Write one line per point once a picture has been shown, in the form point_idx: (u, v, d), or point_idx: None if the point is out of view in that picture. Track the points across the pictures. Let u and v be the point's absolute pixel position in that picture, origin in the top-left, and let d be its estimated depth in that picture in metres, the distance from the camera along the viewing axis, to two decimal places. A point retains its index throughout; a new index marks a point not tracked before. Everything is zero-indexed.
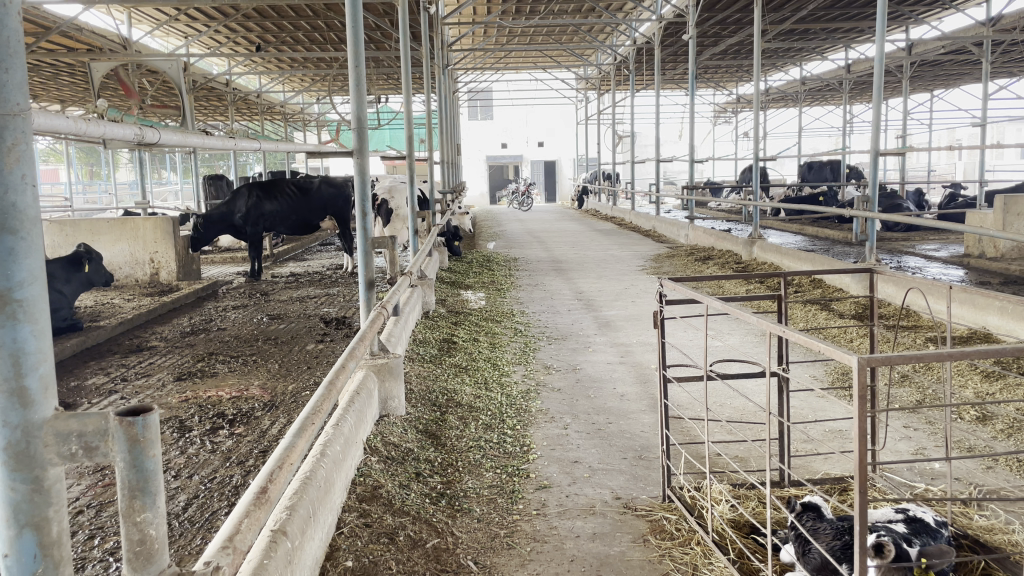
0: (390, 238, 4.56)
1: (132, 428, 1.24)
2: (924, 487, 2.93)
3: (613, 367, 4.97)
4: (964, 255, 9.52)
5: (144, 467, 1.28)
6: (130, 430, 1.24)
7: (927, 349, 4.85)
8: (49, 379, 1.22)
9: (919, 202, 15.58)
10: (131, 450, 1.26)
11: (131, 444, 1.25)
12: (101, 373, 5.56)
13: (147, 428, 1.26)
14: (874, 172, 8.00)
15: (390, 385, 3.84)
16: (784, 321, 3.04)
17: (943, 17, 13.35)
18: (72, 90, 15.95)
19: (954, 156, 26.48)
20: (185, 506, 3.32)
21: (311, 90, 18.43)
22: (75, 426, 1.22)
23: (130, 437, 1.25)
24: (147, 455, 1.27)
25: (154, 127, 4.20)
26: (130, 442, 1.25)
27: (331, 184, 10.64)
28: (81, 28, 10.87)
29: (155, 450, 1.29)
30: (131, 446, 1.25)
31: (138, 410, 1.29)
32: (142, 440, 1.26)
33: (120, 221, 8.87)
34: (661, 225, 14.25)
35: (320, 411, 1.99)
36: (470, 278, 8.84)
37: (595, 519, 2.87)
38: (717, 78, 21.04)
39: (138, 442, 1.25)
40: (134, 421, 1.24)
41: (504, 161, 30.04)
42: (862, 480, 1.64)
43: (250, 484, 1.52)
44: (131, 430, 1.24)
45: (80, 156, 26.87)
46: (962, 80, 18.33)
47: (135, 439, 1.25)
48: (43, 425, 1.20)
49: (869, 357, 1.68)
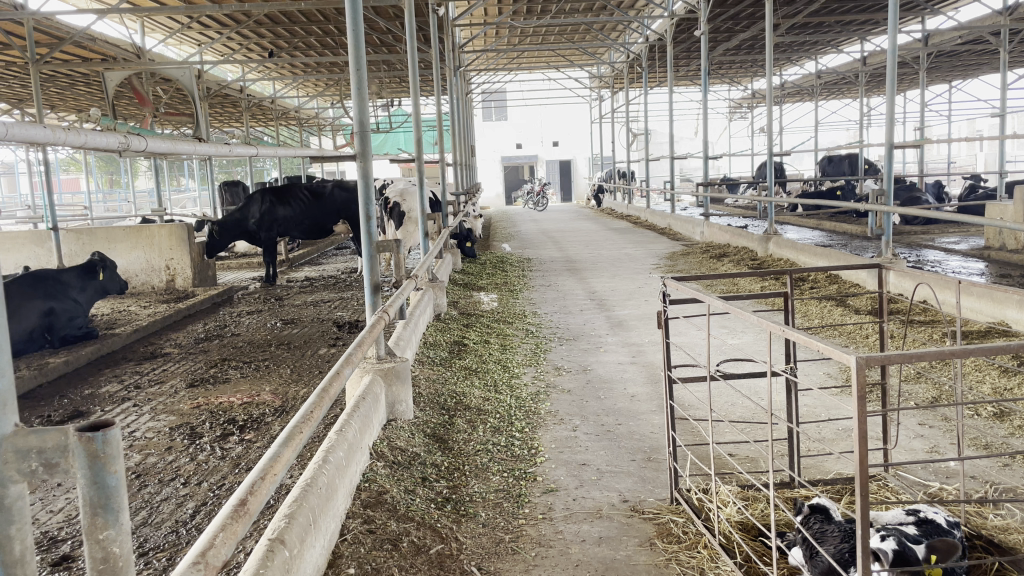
0: (396, 241, 4.54)
1: (92, 444, 1.21)
2: (938, 486, 2.87)
3: (623, 367, 4.93)
4: (985, 247, 9.37)
5: (106, 484, 1.24)
6: (90, 446, 1.21)
7: (943, 344, 4.77)
8: (7, 394, 1.18)
9: (938, 194, 15.40)
10: (91, 467, 1.22)
11: (91, 461, 1.22)
12: (115, 381, 5.59)
13: (107, 445, 1.22)
14: (889, 166, 7.90)
15: (397, 389, 3.83)
16: (793, 318, 2.98)
17: (959, 7, 13.17)
18: (88, 99, 16.15)
19: (975, 147, 26.13)
20: (192, 513, 3.32)
21: (324, 94, 18.52)
22: (34, 442, 1.18)
23: (90, 453, 1.21)
24: (109, 471, 1.23)
25: (140, 136, 4.40)
26: (90, 458, 1.22)
27: (343, 188, 10.62)
28: (93, 38, 10.96)
29: (119, 466, 1.25)
30: (91, 463, 1.22)
31: (100, 424, 1.26)
32: (102, 456, 1.22)
33: (135, 229, 8.95)
34: (676, 222, 14.18)
35: (311, 419, 1.97)
36: (482, 279, 8.82)
37: (601, 523, 2.83)
38: (731, 74, 20.95)
39: (98, 459, 1.21)
40: (93, 437, 1.21)
41: (519, 161, 30.07)
42: (863, 481, 1.59)
43: (231, 494, 1.49)
44: (91, 446, 1.21)
45: (99, 166, 27.19)
46: (981, 70, 18.06)
47: (95, 456, 1.21)
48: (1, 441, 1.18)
49: (869, 356, 1.63)
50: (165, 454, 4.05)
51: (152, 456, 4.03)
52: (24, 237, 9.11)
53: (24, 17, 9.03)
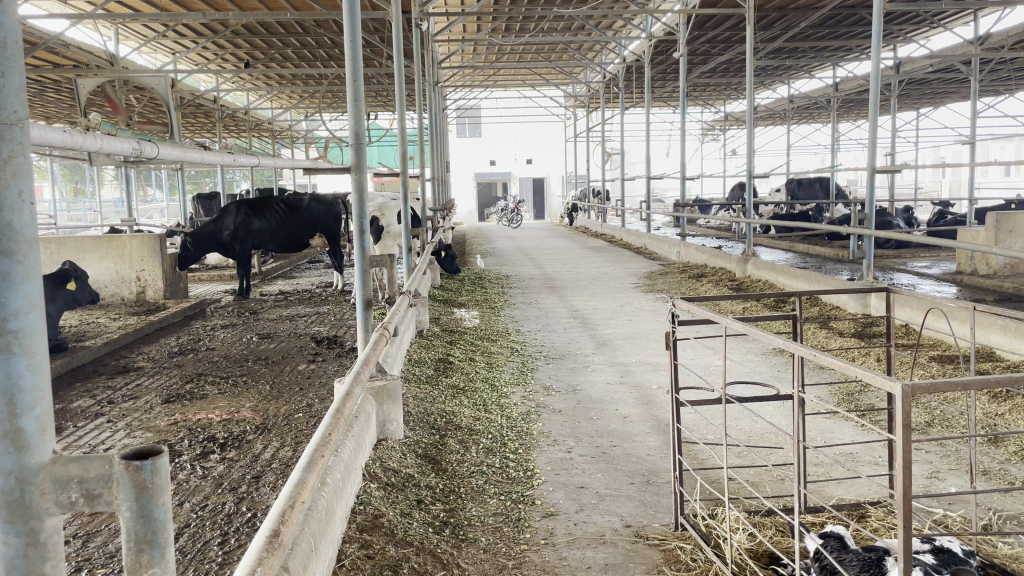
0: (388, 256, 4.46)
1: (140, 474, 1.23)
2: (944, 513, 2.84)
3: (613, 387, 4.86)
4: (956, 272, 9.50)
5: (153, 517, 1.25)
6: (138, 476, 1.23)
7: (933, 367, 4.76)
8: (45, 421, 1.21)
9: (908, 219, 15.64)
10: (138, 497, 1.24)
11: (139, 492, 1.24)
12: (87, 396, 5.40)
13: (155, 473, 1.24)
14: (869, 190, 7.94)
15: (387, 407, 3.73)
16: (802, 340, 2.94)
17: (931, 36, 13.46)
18: (57, 106, 15.83)
19: (940, 174, 26.78)
20: (176, 535, 3.18)
21: (300, 106, 18.42)
22: (75, 471, 1.21)
23: (138, 484, 1.24)
24: (156, 504, 1.25)
25: (150, 143, 4.27)
26: (137, 488, 1.24)
27: (322, 201, 10.51)
28: (67, 44, 10.70)
29: (165, 498, 1.27)
30: (139, 493, 1.24)
31: (147, 453, 1.28)
32: (149, 487, 1.24)
33: (106, 238, 8.73)
34: (651, 241, 14.22)
35: (328, 444, 1.89)
36: (462, 296, 8.73)
37: (606, 549, 2.76)
38: (705, 96, 21.17)
39: (146, 489, 1.24)
40: (143, 466, 1.23)
41: (493, 178, 30.17)
42: (905, 513, 1.56)
43: (261, 524, 1.43)
44: (139, 476, 1.23)
45: (65, 174, 26.72)
46: (949, 98, 18.48)
47: (143, 486, 1.24)
48: (40, 471, 1.20)
49: (915, 384, 1.59)
50: None
51: None
52: None
53: None
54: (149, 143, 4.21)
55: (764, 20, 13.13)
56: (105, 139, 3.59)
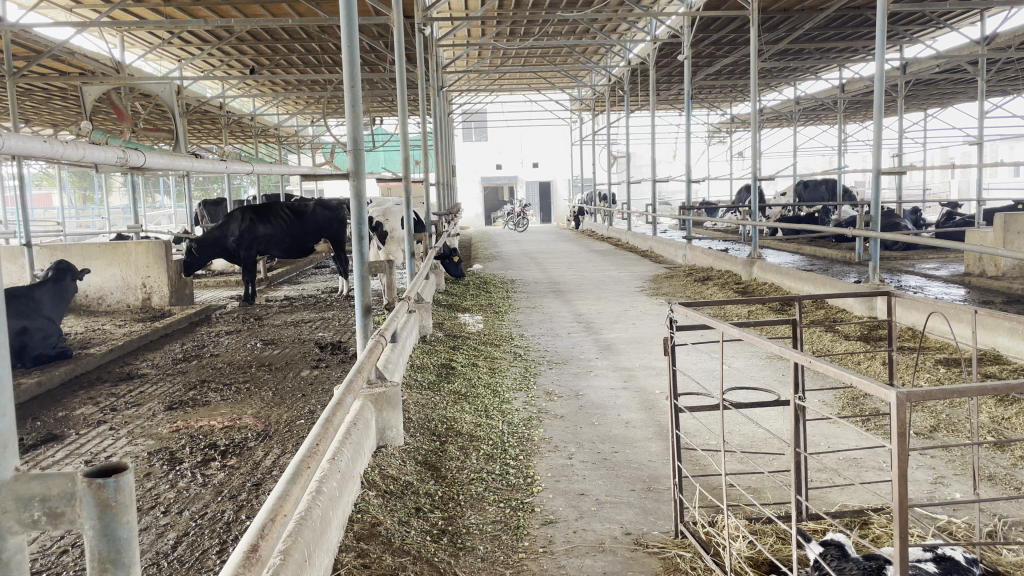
0: (386, 262, 4.44)
1: (103, 492, 1.18)
2: (947, 520, 2.80)
3: (616, 393, 4.83)
4: (964, 274, 9.43)
5: (116, 535, 1.20)
6: (102, 494, 1.18)
7: (939, 370, 4.71)
8: (7, 436, 1.16)
9: (915, 220, 15.57)
10: (102, 516, 1.19)
11: (102, 511, 1.19)
12: (90, 403, 5.40)
13: (119, 492, 1.19)
14: (875, 192, 7.89)
15: (387, 414, 3.72)
16: (803, 345, 2.91)
17: (938, 37, 13.39)
18: (65, 113, 15.94)
19: (949, 175, 26.66)
20: (174, 544, 3.17)
21: (305, 112, 18.49)
22: (37, 489, 1.16)
23: (101, 502, 1.18)
24: (120, 523, 1.20)
25: (141, 151, 4.24)
26: (100, 507, 1.19)
27: (326, 207, 10.50)
28: (72, 51, 10.74)
29: (130, 516, 1.22)
30: (102, 513, 1.18)
31: (112, 468, 1.23)
32: (113, 505, 1.19)
33: (112, 245, 8.73)
34: (657, 244, 14.18)
35: (316, 453, 1.87)
36: (466, 300, 8.71)
37: (605, 557, 2.74)
38: (711, 99, 21.16)
39: (109, 508, 1.18)
40: (105, 484, 1.18)
41: (499, 182, 30.21)
42: (902, 519, 1.53)
43: (240, 539, 1.40)
44: (102, 495, 1.18)
45: (73, 181, 26.89)
46: (957, 99, 18.38)
47: (106, 505, 1.18)
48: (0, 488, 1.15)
49: (911, 391, 1.56)
50: (145, 480, 3.90)
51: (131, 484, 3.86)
52: None
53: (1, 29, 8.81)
54: (138, 151, 4.17)
55: (770, 22, 13.07)
56: (95, 148, 3.58)
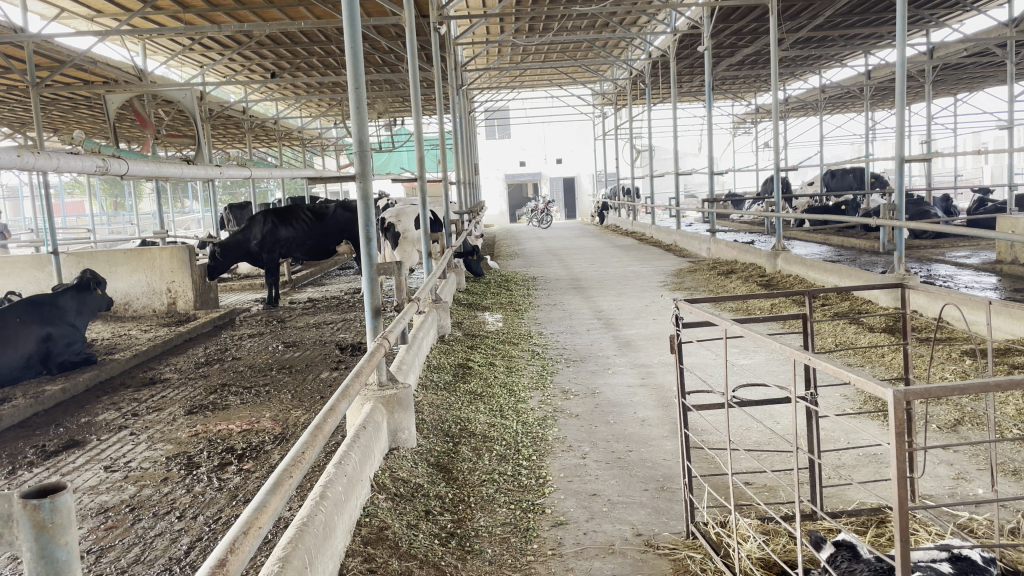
0: (397, 263, 4.43)
1: (38, 513, 1.14)
2: (968, 517, 2.72)
3: (633, 390, 4.77)
4: (996, 262, 9.23)
5: (55, 557, 1.16)
6: (36, 515, 1.14)
7: (964, 362, 4.59)
8: None
9: (946, 208, 15.32)
10: (38, 538, 1.15)
11: (38, 532, 1.14)
12: (113, 408, 5.47)
13: (55, 513, 1.15)
14: (900, 179, 7.72)
15: (399, 417, 3.69)
16: (813, 341, 2.84)
17: (964, 20, 13.11)
18: (90, 122, 16.18)
19: (981, 161, 26.17)
20: (187, 549, 3.18)
21: (327, 114, 18.65)
22: None
23: (37, 523, 1.14)
24: (58, 544, 1.16)
25: (119, 160, 4.50)
26: (37, 528, 1.14)
27: (347, 209, 10.55)
28: (95, 61, 10.89)
29: (70, 537, 1.17)
30: (38, 534, 1.14)
31: (52, 489, 1.19)
32: (50, 526, 1.15)
33: (137, 251, 8.84)
34: (681, 238, 14.06)
35: (301, 462, 1.86)
36: (487, 299, 8.69)
37: (614, 559, 2.70)
38: (735, 89, 20.95)
39: (45, 529, 1.14)
40: (40, 505, 1.14)
41: (523, 179, 30.20)
42: (902, 526, 1.47)
43: (210, 553, 1.38)
44: (38, 515, 1.14)
45: (105, 189, 27.36)
46: (987, 83, 18.02)
47: (42, 526, 1.14)
48: None
49: (909, 389, 1.50)
50: (161, 486, 3.92)
51: (147, 489, 3.89)
52: (24, 261, 9.01)
53: (23, 39, 8.92)
54: (117, 159, 4.44)
55: (791, 10, 12.88)
56: (71, 158, 3.90)
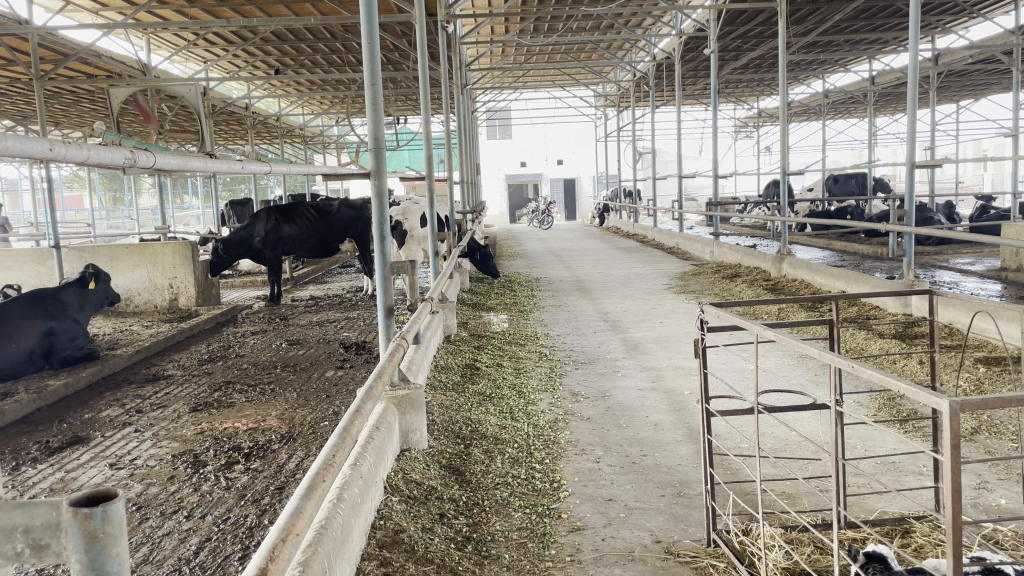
0: (410, 263, 4.38)
1: (89, 523, 1.09)
2: (993, 528, 2.69)
3: (644, 394, 4.72)
4: (1002, 269, 9.19)
5: (106, 569, 1.12)
6: (87, 526, 1.09)
7: (980, 370, 4.53)
8: None
9: (949, 215, 15.32)
10: (88, 549, 1.10)
11: (88, 542, 1.10)
12: (116, 405, 5.40)
13: (107, 522, 1.10)
14: (909, 185, 7.67)
15: (411, 417, 3.64)
16: (838, 347, 2.78)
17: (970, 27, 13.11)
18: (92, 116, 16.14)
19: (983, 169, 26.18)
20: (196, 550, 3.13)
21: (329, 111, 18.65)
22: (20, 518, 1.10)
23: (88, 533, 1.10)
24: (109, 554, 1.11)
25: (144, 153, 4.45)
26: (87, 538, 1.10)
27: (350, 206, 10.35)
28: (99, 54, 10.81)
29: (121, 548, 1.13)
30: (89, 544, 1.10)
31: (102, 496, 1.14)
32: (100, 536, 1.10)
33: (139, 246, 8.78)
34: (683, 241, 14.01)
35: (332, 465, 1.82)
36: (491, 299, 8.64)
37: (634, 566, 2.65)
38: (738, 93, 20.90)
39: (96, 539, 1.10)
40: (92, 514, 1.09)
41: (523, 179, 30.18)
42: (956, 540, 1.43)
43: (250, 560, 1.33)
44: (89, 526, 1.09)
45: (104, 183, 27.36)
46: (991, 90, 18.01)
47: (93, 536, 1.10)
48: None
49: (962, 400, 1.45)
50: (168, 484, 3.87)
51: (154, 487, 3.84)
52: (24, 254, 8.94)
53: (28, 32, 8.86)
54: (142, 151, 4.39)
55: (797, 14, 12.86)
56: (93, 150, 3.86)
